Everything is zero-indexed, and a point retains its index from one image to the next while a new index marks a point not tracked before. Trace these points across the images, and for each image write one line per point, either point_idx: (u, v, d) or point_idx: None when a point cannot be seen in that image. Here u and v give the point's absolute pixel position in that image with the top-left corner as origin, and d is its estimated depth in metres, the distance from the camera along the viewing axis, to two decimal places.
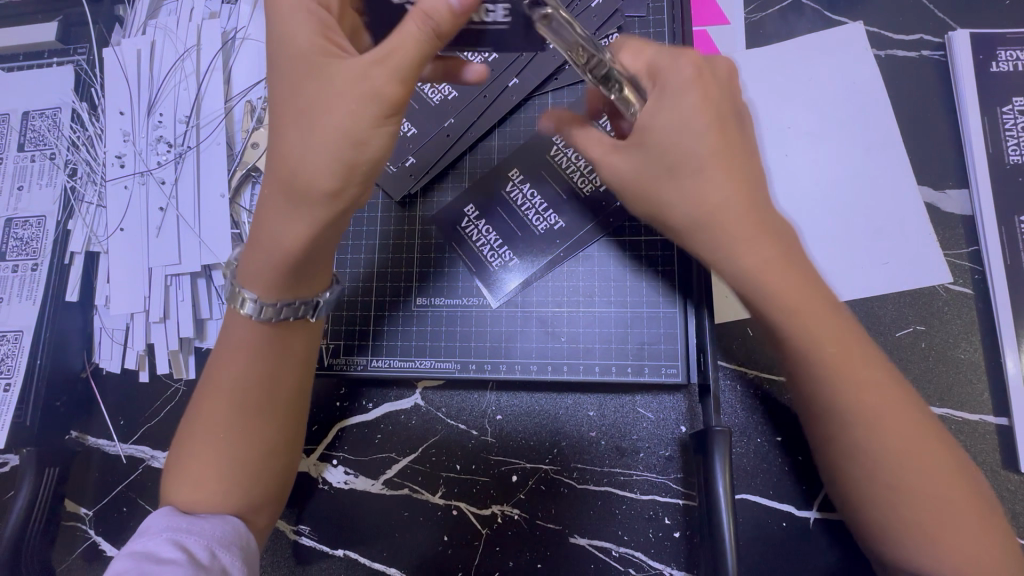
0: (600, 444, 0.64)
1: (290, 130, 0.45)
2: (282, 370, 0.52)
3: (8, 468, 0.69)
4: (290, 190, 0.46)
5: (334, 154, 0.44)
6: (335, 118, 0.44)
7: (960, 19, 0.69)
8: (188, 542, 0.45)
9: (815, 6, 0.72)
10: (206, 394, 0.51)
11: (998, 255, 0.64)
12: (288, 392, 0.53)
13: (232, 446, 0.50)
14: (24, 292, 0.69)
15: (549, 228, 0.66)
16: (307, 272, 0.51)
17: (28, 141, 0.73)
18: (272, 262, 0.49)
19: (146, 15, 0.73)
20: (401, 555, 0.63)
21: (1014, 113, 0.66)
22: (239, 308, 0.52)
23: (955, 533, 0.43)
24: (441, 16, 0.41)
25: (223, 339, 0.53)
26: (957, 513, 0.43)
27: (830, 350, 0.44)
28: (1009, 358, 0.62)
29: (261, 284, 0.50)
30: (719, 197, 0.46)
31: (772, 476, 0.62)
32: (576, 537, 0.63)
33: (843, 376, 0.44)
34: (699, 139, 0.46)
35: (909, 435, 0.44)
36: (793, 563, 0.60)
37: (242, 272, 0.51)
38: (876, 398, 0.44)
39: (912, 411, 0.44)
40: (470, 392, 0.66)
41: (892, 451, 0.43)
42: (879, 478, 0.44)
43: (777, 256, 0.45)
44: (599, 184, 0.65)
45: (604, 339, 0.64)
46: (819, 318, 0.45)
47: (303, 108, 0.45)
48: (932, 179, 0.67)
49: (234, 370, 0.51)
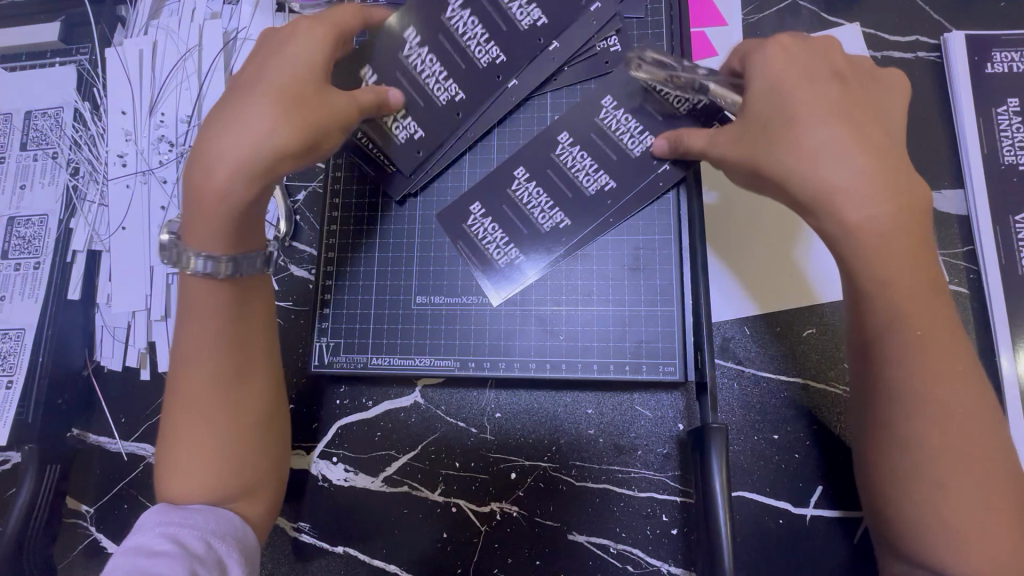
0: (598, 441, 0.65)
1: (241, 112, 0.48)
2: (254, 343, 0.54)
3: (10, 465, 0.70)
4: (226, 153, 0.47)
5: (287, 131, 0.49)
6: (277, 110, 0.49)
7: (955, 22, 0.70)
8: (182, 535, 0.46)
9: (812, 7, 0.72)
10: (184, 374, 0.52)
11: (993, 255, 0.65)
12: (263, 364, 0.55)
13: (216, 424, 0.51)
14: (27, 290, 0.70)
15: (555, 227, 0.65)
16: (243, 237, 0.51)
17: (30, 141, 0.74)
18: (218, 221, 0.48)
19: (148, 15, 0.74)
20: (400, 551, 0.64)
21: (1008, 114, 0.67)
22: (186, 268, 0.50)
23: (991, 539, 0.42)
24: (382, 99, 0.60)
25: (182, 316, 0.52)
26: (997, 522, 0.42)
27: (915, 333, 0.44)
28: (1004, 356, 0.63)
29: (209, 239, 0.49)
30: (821, 145, 0.47)
31: (769, 473, 0.62)
32: (574, 534, 0.63)
33: (922, 361, 0.44)
34: (812, 125, 0.48)
35: (967, 436, 0.43)
36: (791, 560, 0.60)
37: (190, 229, 0.49)
38: (946, 393, 0.44)
39: (980, 419, 0.44)
40: (470, 390, 0.67)
41: (944, 447, 0.43)
42: (926, 473, 0.44)
43: (883, 235, 0.45)
44: (605, 184, 0.64)
45: (602, 338, 0.65)
46: (919, 302, 0.44)
47: (263, 96, 0.49)
48: (928, 179, 0.67)
49: (208, 350, 0.52)
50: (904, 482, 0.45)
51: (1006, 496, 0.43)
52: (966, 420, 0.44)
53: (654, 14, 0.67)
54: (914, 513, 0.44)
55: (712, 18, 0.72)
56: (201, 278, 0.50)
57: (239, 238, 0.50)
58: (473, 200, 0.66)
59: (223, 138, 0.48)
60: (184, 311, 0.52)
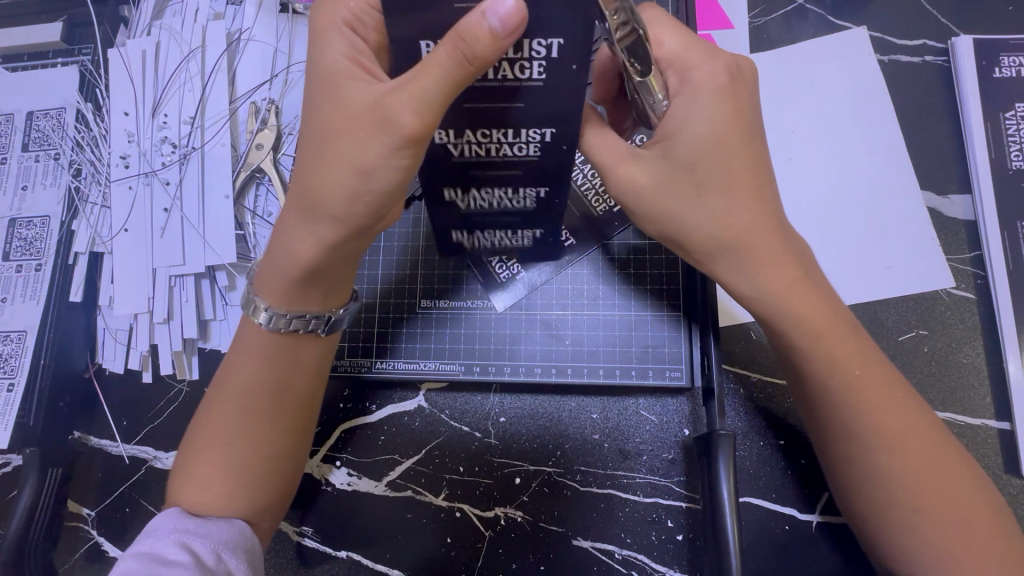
0: (603, 447, 0.64)
1: (318, 155, 0.43)
2: (292, 382, 0.53)
3: (10, 468, 0.69)
4: (307, 210, 0.45)
5: (344, 182, 0.43)
6: (349, 149, 0.42)
7: (963, 26, 0.70)
8: (196, 544, 0.47)
9: (819, 10, 0.72)
10: (218, 395, 0.53)
11: (1000, 261, 0.64)
12: (297, 403, 0.54)
13: (234, 449, 0.51)
14: (29, 291, 0.69)
15: (609, 211, 0.67)
16: (316, 292, 0.51)
17: (32, 141, 0.73)
18: (283, 275, 0.49)
19: (151, 15, 0.73)
20: (404, 557, 0.63)
21: (1016, 119, 0.66)
22: (253, 317, 0.52)
23: (972, 553, 0.46)
24: (480, 42, 0.34)
25: (233, 345, 0.54)
26: (977, 536, 0.46)
27: (853, 373, 0.48)
28: (1012, 363, 0.62)
29: (272, 294, 0.50)
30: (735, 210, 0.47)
31: (775, 480, 0.62)
32: (579, 540, 0.63)
33: (866, 398, 0.48)
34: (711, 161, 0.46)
35: (925, 462, 0.47)
36: (796, 566, 0.60)
37: (258, 281, 0.51)
38: (893, 420, 0.48)
39: (932, 435, 0.48)
40: (474, 394, 0.66)
41: (906, 473, 0.47)
42: (900, 498, 0.47)
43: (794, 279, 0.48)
44: (614, 205, 0.67)
45: (608, 343, 0.65)
46: (842, 344, 0.49)
47: (328, 133, 0.43)
48: (935, 184, 0.67)
49: (246, 377, 0.52)
50: (889, 515, 0.48)
51: (976, 519, 0.47)
52: (924, 442, 0.48)
53: None
54: (904, 542, 0.48)
55: (718, 20, 0.72)
56: (265, 331, 0.52)
57: (308, 296, 0.51)
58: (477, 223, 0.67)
59: (305, 190, 0.45)
60: (237, 341, 0.54)
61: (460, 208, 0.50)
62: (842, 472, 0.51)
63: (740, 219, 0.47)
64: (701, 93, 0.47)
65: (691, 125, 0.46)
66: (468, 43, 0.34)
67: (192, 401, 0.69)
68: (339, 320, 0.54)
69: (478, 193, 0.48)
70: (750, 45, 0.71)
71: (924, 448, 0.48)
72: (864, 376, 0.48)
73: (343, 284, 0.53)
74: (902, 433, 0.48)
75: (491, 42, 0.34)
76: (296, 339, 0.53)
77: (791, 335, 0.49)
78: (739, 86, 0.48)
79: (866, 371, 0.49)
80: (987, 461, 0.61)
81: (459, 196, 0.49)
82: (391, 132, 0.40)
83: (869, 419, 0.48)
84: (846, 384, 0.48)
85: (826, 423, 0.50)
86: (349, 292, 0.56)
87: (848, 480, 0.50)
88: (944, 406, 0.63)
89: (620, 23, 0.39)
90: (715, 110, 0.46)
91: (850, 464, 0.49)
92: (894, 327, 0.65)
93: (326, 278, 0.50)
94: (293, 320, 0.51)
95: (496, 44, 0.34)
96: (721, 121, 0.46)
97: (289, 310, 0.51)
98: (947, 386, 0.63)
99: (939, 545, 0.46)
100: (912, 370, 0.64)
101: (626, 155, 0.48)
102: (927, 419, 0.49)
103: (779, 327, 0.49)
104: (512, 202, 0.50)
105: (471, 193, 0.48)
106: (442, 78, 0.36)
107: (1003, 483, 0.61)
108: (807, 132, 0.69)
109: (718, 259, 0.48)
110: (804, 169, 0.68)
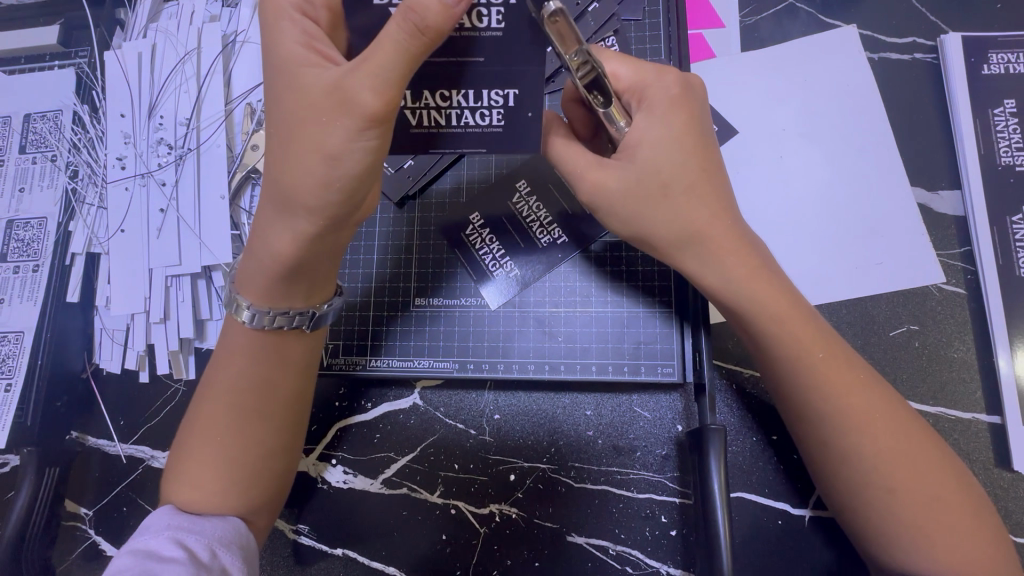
0: (596, 443, 0.65)
1: (288, 148, 0.44)
2: (279, 377, 0.54)
3: (8, 468, 0.70)
4: (283, 205, 0.46)
5: (314, 168, 0.43)
6: (316, 136, 0.43)
7: (952, 23, 0.70)
8: (189, 541, 0.47)
9: (810, 9, 0.72)
10: (206, 395, 0.53)
11: (990, 255, 0.65)
12: (287, 402, 0.54)
13: (225, 448, 0.52)
14: (25, 292, 0.70)
15: None
16: (298, 290, 0.51)
17: (29, 143, 0.74)
18: (264, 275, 0.50)
19: (147, 18, 0.73)
20: (400, 554, 0.64)
21: (1005, 115, 0.67)
22: (237, 316, 0.53)
23: (945, 534, 0.47)
24: (430, 11, 0.37)
25: (221, 344, 0.55)
26: (951, 513, 0.48)
27: (820, 357, 0.50)
28: (1002, 357, 0.63)
29: (254, 292, 0.51)
30: (705, 211, 0.51)
31: (768, 475, 0.62)
32: (573, 536, 0.63)
33: (827, 380, 0.50)
34: (676, 166, 0.50)
35: (892, 440, 0.49)
36: (788, 561, 0.61)
37: (239, 283, 0.52)
38: (859, 403, 0.50)
39: (901, 414, 0.50)
40: (469, 392, 0.67)
41: (877, 455, 0.49)
42: (874, 484, 0.49)
43: (752, 267, 0.51)
44: None
45: (601, 339, 0.65)
46: (804, 333, 0.51)
47: (294, 121, 0.44)
48: (927, 179, 0.68)
49: (232, 373, 0.53)
50: (867, 501, 0.49)
51: (953, 497, 0.48)
52: (895, 423, 0.49)
53: (649, 17, 0.68)
54: (888, 530, 0.49)
55: (709, 20, 0.73)
56: (250, 328, 0.53)
57: (290, 292, 0.51)
58: (472, 211, 0.68)
59: (279, 184, 0.46)
60: (223, 342, 0.55)
61: (410, 122, 0.48)
62: (822, 460, 0.51)
63: (702, 214, 0.51)
64: (657, 107, 0.51)
65: (648, 132, 0.50)
66: (419, 14, 0.38)
67: (189, 400, 0.69)
68: (324, 316, 0.54)
69: (433, 97, 0.46)
70: (740, 44, 0.72)
71: (892, 430, 0.49)
72: (828, 360, 0.50)
73: (327, 281, 0.53)
74: (871, 413, 0.49)
75: (441, 11, 0.37)
76: (284, 339, 0.53)
77: (756, 322, 0.51)
78: (690, 95, 0.52)
79: (831, 354, 0.51)
80: (978, 455, 0.62)
81: (409, 104, 0.46)
82: (354, 112, 0.41)
83: (837, 402, 0.50)
84: (811, 367, 0.50)
85: (803, 408, 0.51)
86: (333, 288, 0.56)
87: (823, 466, 0.51)
88: (934, 400, 0.63)
89: (579, 62, 0.45)
90: (672, 116, 0.50)
91: (825, 447, 0.51)
92: (886, 323, 0.65)
93: (307, 274, 0.50)
94: (277, 316, 0.52)
95: (446, 13, 0.38)
96: (676, 128, 0.50)
97: (272, 307, 0.52)
98: (938, 380, 0.64)
99: (909, 523, 0.48)
100: (902, 364, 0.64)
101: (593, 167, 0.51)
102: (893, 402, 0.50)
103: (748, 315, 0.51)
104: (473, 118, 0.47)
105: (422, 97, 0.46)
106: (400, 51, 0.39)
107: (993, 477, 0.61)
108: (797, 129, 0.70)
109: (684, 250, 0.51)
110: (794, 168, 0.69)
